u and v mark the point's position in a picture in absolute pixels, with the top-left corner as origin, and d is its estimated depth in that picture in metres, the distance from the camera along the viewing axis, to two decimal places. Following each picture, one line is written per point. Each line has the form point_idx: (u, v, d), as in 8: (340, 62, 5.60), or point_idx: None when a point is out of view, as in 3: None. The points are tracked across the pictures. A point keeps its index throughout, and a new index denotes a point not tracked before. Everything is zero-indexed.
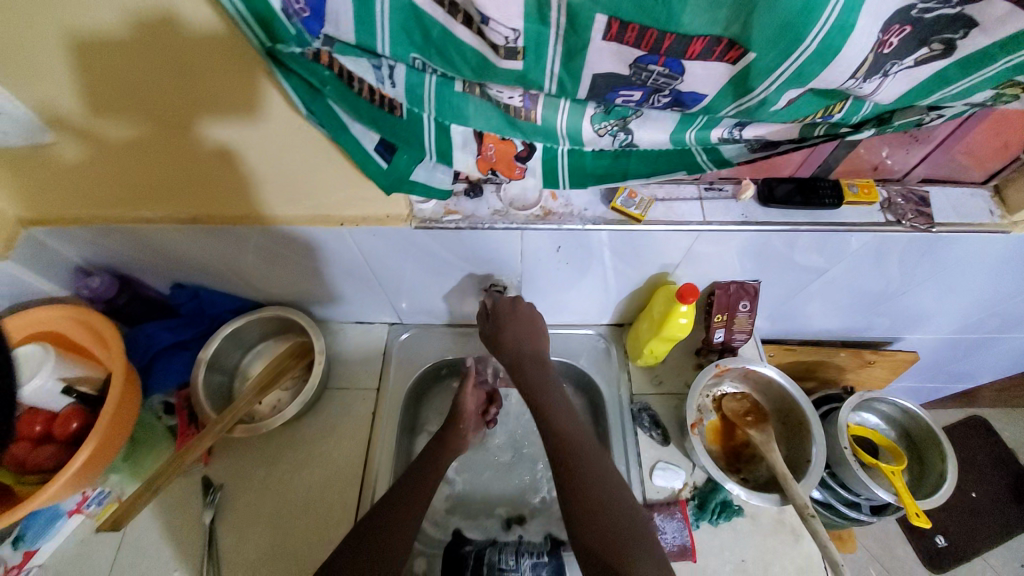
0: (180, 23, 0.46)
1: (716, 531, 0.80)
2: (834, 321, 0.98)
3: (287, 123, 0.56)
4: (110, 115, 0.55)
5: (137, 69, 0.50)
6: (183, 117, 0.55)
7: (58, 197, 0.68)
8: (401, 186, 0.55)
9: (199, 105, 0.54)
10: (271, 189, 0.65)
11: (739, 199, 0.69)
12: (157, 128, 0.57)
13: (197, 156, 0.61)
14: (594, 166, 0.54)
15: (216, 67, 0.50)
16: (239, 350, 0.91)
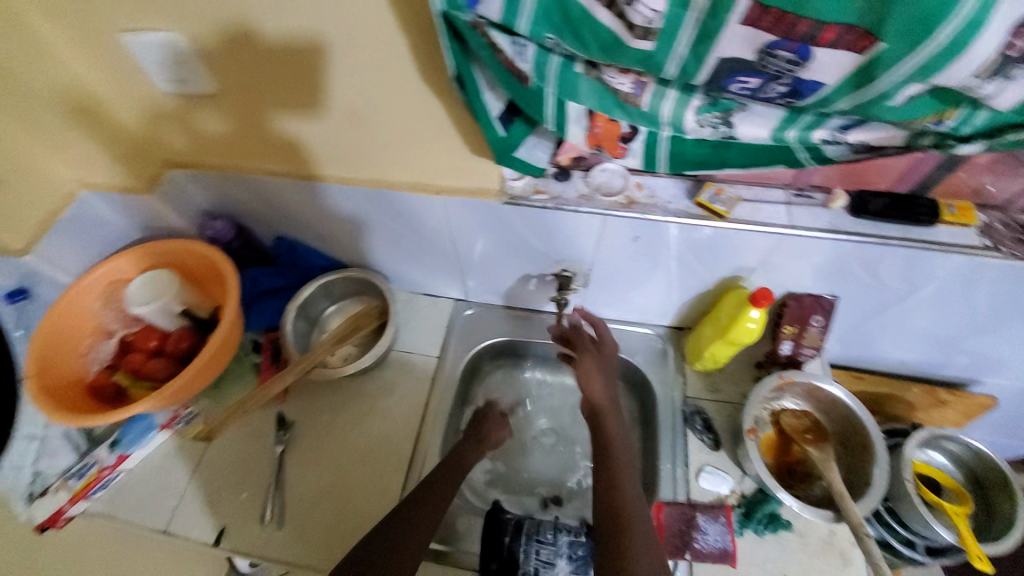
0: (254, 34, 0.60)
1: (760, 541, 0.79)
2: (910, 354, 0.94)
3: (339, 119, 0.68)
4: (208, 109, 0.72)
5: (222, 71, 0.65)
6: (257, 112, 0.70)
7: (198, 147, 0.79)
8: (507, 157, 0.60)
9: (275, 101, 0.68)
10: (326, 164, 0.76)
11: (828, 207, 0.69)
12: (236, 120, 0.72)
13: (270, 144, 0.75)
14: (694, 153, 0.56)
15: (279, 69, 0.63)
16: (322, 303, 0.99)
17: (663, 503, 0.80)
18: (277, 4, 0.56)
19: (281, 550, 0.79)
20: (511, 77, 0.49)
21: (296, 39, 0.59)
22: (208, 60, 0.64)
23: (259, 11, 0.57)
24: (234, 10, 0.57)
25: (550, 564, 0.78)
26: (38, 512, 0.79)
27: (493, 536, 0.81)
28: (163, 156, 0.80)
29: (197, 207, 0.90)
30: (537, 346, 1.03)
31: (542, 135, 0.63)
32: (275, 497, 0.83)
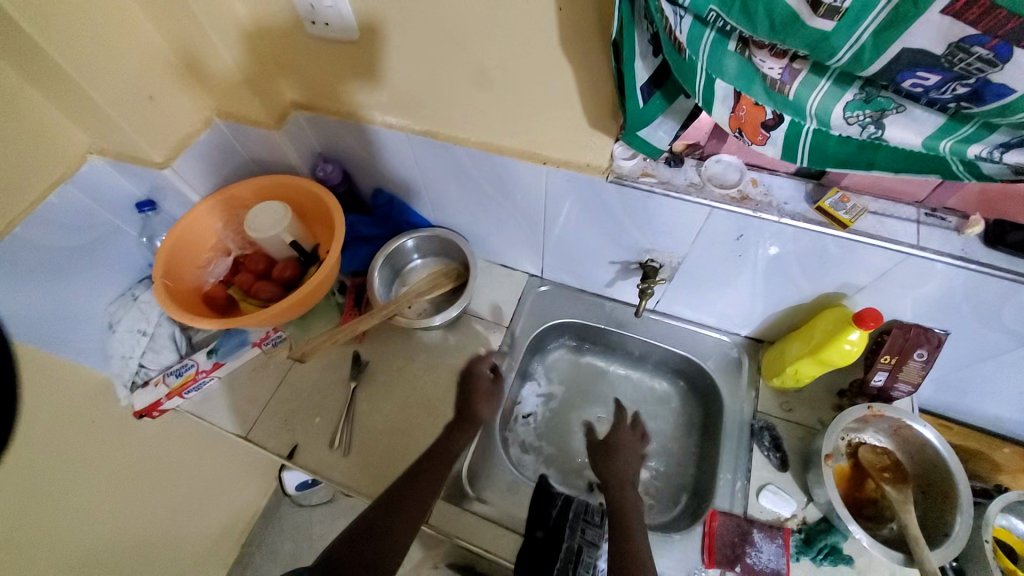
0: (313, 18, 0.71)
1: (815, 570, 0.75)
2: (1016, 412, 0.86)
3: (401, 89, 0.77)
4: (257, 53, 0.79)
5: (294, 46, 0.78)
6: (329, 83, 0.82)
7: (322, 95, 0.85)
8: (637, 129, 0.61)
9: (354, 75, 0.78)
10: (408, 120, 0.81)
11: (961, 233, 0.64)
12: (308, 90, 0.85)
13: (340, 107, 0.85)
14: (837, 151, 0.53)
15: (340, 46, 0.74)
16: (409, 256, 1.05)
17: (716, 512, 0.79)
18: None
19: (344, 474, 0.86)
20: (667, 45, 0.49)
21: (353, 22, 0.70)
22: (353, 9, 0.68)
23: None
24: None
25: (594, 545, 0.80)
26: (139, 400, 0.91)
27: (541, 505, 0.83)
28: (292, 98, 0.87)
29: (312, 149, 0.97)
30: (605, 332, 1.03)
31: (673, 116, 0.62)
32: (345, 427, 0.89)
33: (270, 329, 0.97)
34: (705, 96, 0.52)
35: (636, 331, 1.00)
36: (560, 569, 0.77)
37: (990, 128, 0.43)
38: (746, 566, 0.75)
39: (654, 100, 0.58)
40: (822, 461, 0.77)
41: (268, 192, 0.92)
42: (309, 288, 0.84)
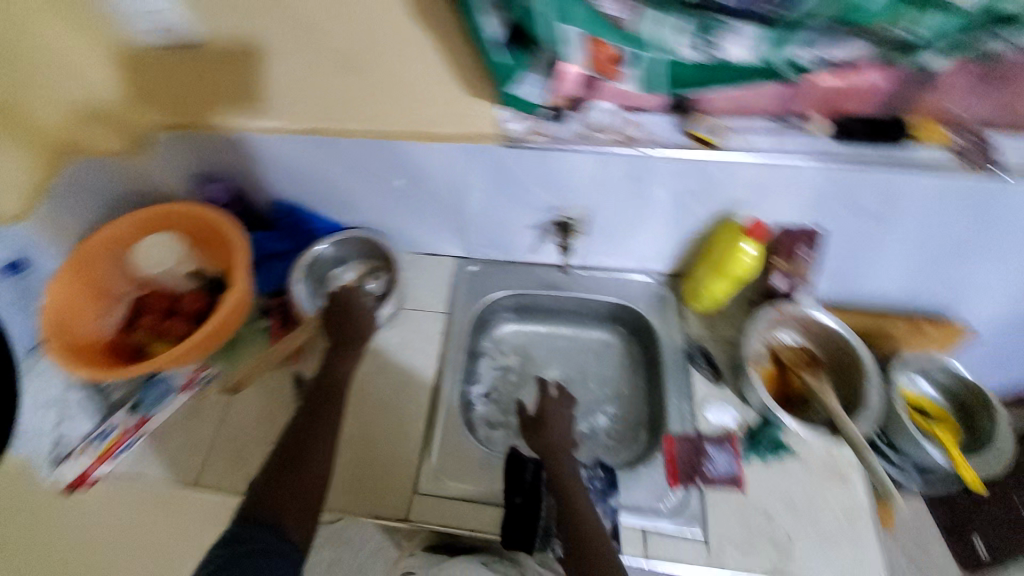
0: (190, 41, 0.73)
1: (764, 464, 0.82)
2: (897, 287, 0.99)
3: (285, 91, 0.78)
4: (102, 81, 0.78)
5: (164, 72, 0.78)
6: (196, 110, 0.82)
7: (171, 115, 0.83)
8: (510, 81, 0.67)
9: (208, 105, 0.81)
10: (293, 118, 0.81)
11: (808, 133, 0.74)
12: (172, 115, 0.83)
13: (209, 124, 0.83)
14: (678, 73, 0.63)
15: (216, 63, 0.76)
16: (330, 265, 1.02)
17: (672, 436, 0.84)
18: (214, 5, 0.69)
19: None
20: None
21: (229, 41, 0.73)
22: (226, 14, 0.69)
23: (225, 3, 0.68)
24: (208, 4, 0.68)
25: None
26: (66, 473, 0.83)
27: (514, 473, 0.82)
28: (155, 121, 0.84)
29: (197, 173, 0.92)
30: (539, 298, 1.06)
31: None
32: None
33: (194, 371, 0.91)
34: (561, 39, 0.60)
35: (567, 290, 1.04)
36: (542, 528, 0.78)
37: (789, 29, 0.57)
38: (706, 478, 0.81)
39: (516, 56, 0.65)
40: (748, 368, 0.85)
41: (153, 227, 0.87)
42: (220, 316, 0.80)
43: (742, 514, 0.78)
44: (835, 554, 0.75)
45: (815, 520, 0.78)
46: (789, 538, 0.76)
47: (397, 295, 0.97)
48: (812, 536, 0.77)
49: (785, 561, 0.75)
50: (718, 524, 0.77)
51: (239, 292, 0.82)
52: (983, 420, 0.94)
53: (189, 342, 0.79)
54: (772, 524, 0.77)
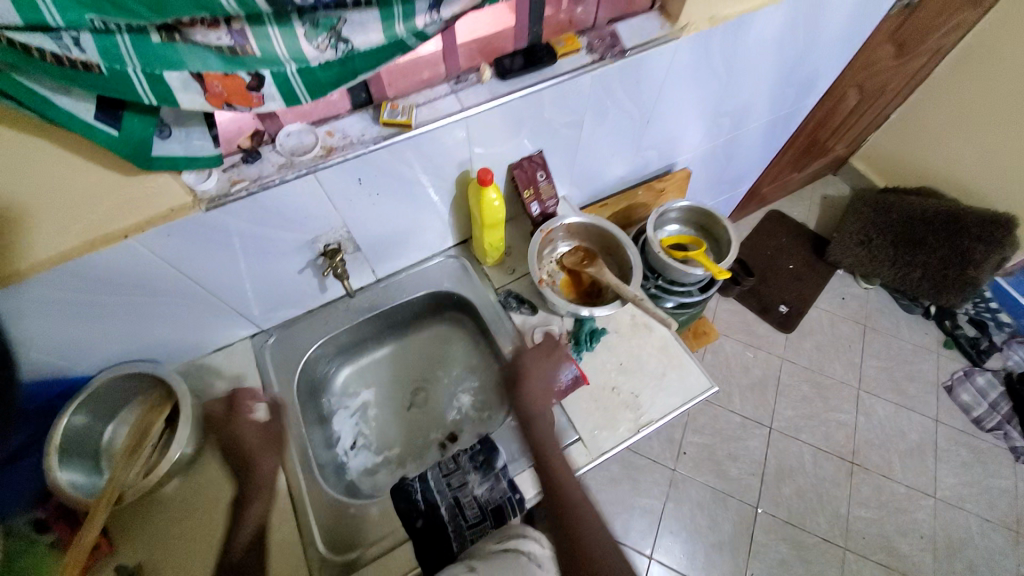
0: None
1: (597, 353, 0.96)
2: (622, 167, 1.21)
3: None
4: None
5: None
6: None
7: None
8: (144, 155, 0.55)
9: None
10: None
11: (483, 82, 0.81)
12: None
13: None
14: (327, 77, 0.57)
15: None
16: (93, 429, 0.83)
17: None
18: None
19: None
20: (72, 71, 0.45)
21: None
22: None
23: None
24: None
25: (464, 484, 0.84)
26: None
27: (406, 499, 0.83)
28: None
29: None
30: (354, 329, 1.02)
31: (189, 124, 0.59)
32: None
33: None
34: (160, 91, 0.49)
35: (378, 307, 1.02)
36: (454, 528, 0.80)
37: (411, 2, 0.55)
38: (560, 392, 0.90)
39: (131, 120, 0.53)
40: (539, 287, 0.95)
41: None
42: None
43: (596, 401, 0.91)
44: (668, 386, 0.93)
45: (644, 370, 0.94)
46: (634, 393, 0.92)
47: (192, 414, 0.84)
48: (647, 382, 0.93)
49: (639, 413, 0.90)
50: (584, 419, 0.89)
51: None
52: (716, 230, 1.20)
53: None
54: (618, 393, 0.92)
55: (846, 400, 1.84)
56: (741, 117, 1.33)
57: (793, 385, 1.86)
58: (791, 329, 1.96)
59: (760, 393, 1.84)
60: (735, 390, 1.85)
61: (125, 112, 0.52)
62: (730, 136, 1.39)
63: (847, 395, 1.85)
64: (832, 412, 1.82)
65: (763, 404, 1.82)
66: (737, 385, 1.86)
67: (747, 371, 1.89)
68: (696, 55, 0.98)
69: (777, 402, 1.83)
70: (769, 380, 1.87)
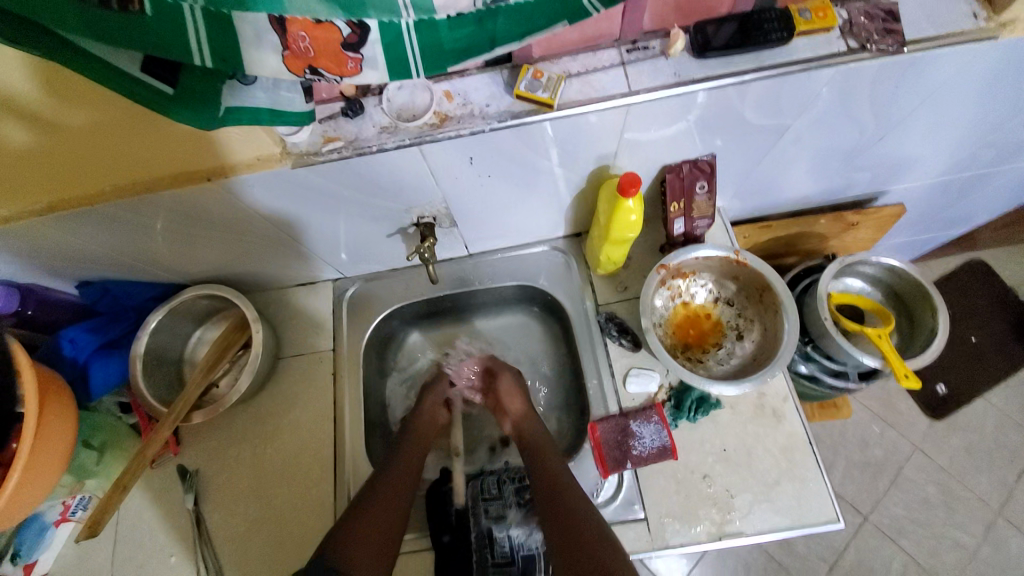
0: None
1: (695, 425, 0.78)
2: (811, 186, 0.90)
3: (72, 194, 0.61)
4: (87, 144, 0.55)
5: None
6: None
7: (166, 171, 0.60)
8: (208, 117, 0.45)
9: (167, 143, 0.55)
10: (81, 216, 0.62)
11: (668, 55, 0.58)
12: None
13: None
14: (455, 40, 0.42)
15: None
16: (180, 336, 0.86)
17: (596, 422, 0.77)
18: None
19: None
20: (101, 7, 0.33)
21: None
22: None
23: None
24: None
25: (500, 518, 0.76)
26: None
27: (438, 507, 0.78)
28: (31, 206, 0.61)
29: None
30: (438, 298, 0.93)
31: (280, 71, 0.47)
32: (204, 549, 0.78)
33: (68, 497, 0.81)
34: (222, 38, 0.37)
35: (465, 284, 0.92)
36: (478, 559, 0.73)
37: None
38: (644, 460, 0.74)
39: (190, 78, 0.42)
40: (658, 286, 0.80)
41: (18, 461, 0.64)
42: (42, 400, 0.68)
43: (679, 483, 0.75)
44: (776, 497, 0.73)
45: (752, 469, 0.75)
46: (728, 492, 0.74)
47: (264, 349, 0.84)
48: (751, 486, 0.74)
49: (727, 516, 0.73)
50: (656, 500, 0.74)
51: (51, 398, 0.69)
52: (918, 343, 0.86)
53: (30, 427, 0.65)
54: (709, 484, 0.74)
55: (980, 523, 1.45)
56: (1017, 152, 0.91)
57: (916, 482, 1.50)
58: (940, 416, 1.56)
59: (870, 477, 1.51)
60: (841, 462, 1.54)
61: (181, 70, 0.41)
62: (982, 173, 0.98)
63: (984, 518, 1.45)
64: (956, 530, 1.45)
65: (869, 490, 1.50)
66: (844, 456, 1.54)
67: (864, 446, 1.54)
68: (1008, 65, 0.63)
69: (887, 492, 1.49)
70: (888, 466, 1.52)
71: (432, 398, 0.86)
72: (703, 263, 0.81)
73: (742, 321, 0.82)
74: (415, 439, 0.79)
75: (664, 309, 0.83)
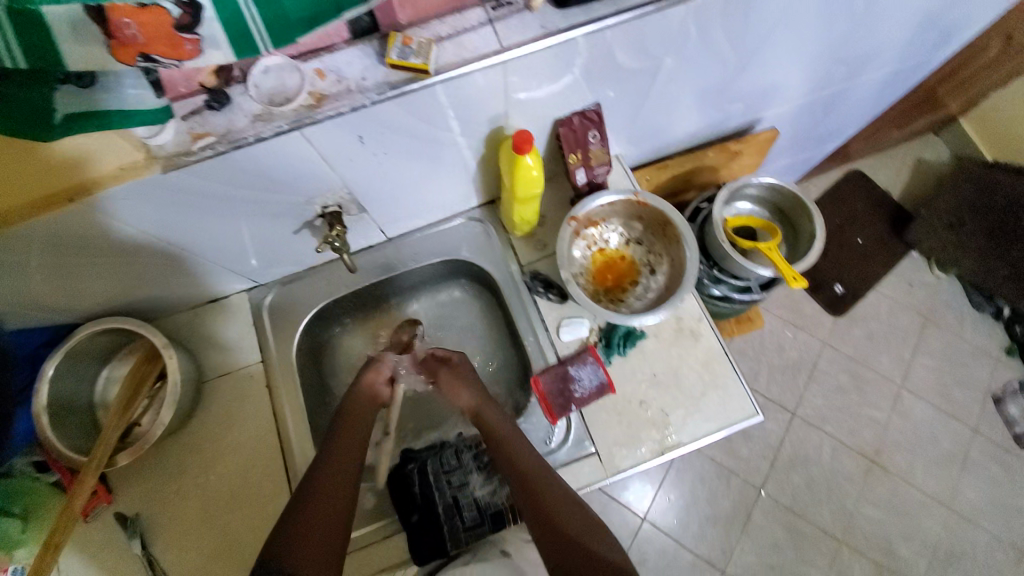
0: None
1: (627, 358, 0.83)
2: (696, 122, 0.97)
3: None
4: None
5: None
6: None
7: (28, 194, 0.53)
8: (50, 125, 0.42)
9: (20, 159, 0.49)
10: None
11: (532, 9, 0.60)
12: None
13: None
14: (301, 10, 0.40)
15: None
16: (85, 379, 0.79)
17: (538, 376, 0.80)
18: None
19: None
20: None
21: None
22: None
23: None
24: None
25: (464, 484, 0.79)
26: None
27: (401, 493, 0.78)
28: None
29: None
30: (365, 289, 0.92)
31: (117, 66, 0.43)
32: None
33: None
34: (34, 35, 0.34)
35: (388, 270, 0.91)
36: (448, 529, 0.75)
37: None
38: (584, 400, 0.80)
39: (10, 87, 0.38)
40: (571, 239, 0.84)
41: None
42: None
43: (620, 414, 0.81)
44: (704, 407, 0.81)
45: (681, 387, 0.82)
46: (663, 412, 0.81)
47: (184, 375, 0.79)
48: (682, 402, 0.81)
49: (665, 433, 0.80)
50: (603, 433, 0.80)
51: None
52: (803, 248, 0.97)
53: None
54: (646, 408, 0.81)
55: (883, 396, 1.68)
56: (860, 67, 1.02)
57: (830, 373, 1.70)
58: (840, 312, 1.76)
59: (791, 376, 1.70)
60: (765, 369, 1.71)
61: (0, 78, 0.38)
62: (837, 89, 1.10)
63: (885, 391, 1.69)
64: (864, 406, 1.67)
65: (792, 388, 1.69)
66: (769, 364, 1.72)
67: (782, 352, 1.73)
68: None
69: (808, 387, 1.69)
70: (803, 364, 1.71)
71: (374, 375, 0.83)
72: (608, 208, 0.86)
73: (652, 256, 0.88)
74: (352, 423, 0.77)
75: (582, 259, 0.88)
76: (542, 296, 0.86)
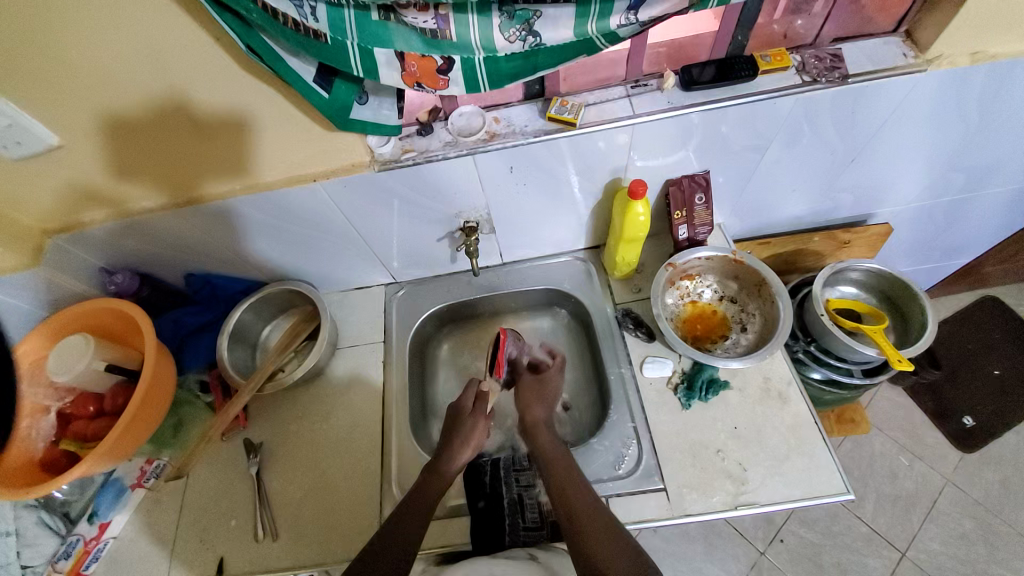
0: (54, 182, 0.75)
1: (707, 405, 0.86)
2: (800, 206, 1.04)
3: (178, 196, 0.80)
4: (186, 158, 0.75)
5: (40, 187, 0.75)
6: (78, 217, 0.81)
7: (252, 177, 0.79)
8: (342, 114, 0.66)
9: (201, 175, 0.78)
10: (192, 212, 0.82)
11: (663, 89, 0.76)
12: (63, 224, 0.82)
13: (79, 212, 0.81)
14: (509, 68, 0.61)
15: (81, 186, 0.76)
16: (258, 326, 1.02)
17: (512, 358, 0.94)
18: (132, 125, 0.69)
19: (281, 558, 0.82)
20: (304, 36, 0.54)
21: (124, 164, 0.74)
22: (135, 134, 0.70)
23: (130, 131, 0.69)
24: (122, 129, 0.69)
25: (531, 485, 0.84)
26: (83, 531, 0.84)
27: (474, 479, 0.85)
28: (158, 203, 0.81)
29: (92, 265, 0.89)
30: (476, 302, 1.08)
31: (383, 94, 0.68)
32: (262, 513, 0.86)
33: (144, 463, 0.89)
34: (367, 63, 0.57)
35: (498, 289, 1.06)
36: (511, 523, 0.80)
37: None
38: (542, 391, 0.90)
39: (339, 85, 0.64)
40: (668, 285, 0.93)
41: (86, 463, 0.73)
42: (134, 410, 0.78)
43: (694, 457, 0.82)
44: (786, 471, 0.80)
45: (763, 445, 0.82)
46: (741, 466, 0.81)
47: (329, 336, 0.98)
48: (762, 460, 0.81)
49: (741, 488, 0.79)
50: (674, 472, 0.81)
51: (141, 413, 0.79)
52: (912, 338, 0.96)
53: (103, 442, 0.74)
54: (722, 458, 0.81)
55: None
56: (986, 177, 1.03)
57: (952, 516, 1.45)
58: (970, 450, 1.53)
59: (902, 510, 1.47)
60: (871, 495, 1.50)
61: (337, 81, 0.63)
62: (961, 199, 1.10)
63: None
64: (998, 567, 1.38)
65: (903, 523, 1.45)
66: (875, 490, 1.51)
67: (895, 480, 1.52)
68: (943, 96, 0.79)
69: (923, 528, 1.44)
70: (920, 499, 1.48)
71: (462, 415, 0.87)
72: (706, 263, 0.94)
73: (744, 313, 0.94)
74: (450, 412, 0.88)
75: (674, 306, 0.96)
76: (631, 331, 0.95)
